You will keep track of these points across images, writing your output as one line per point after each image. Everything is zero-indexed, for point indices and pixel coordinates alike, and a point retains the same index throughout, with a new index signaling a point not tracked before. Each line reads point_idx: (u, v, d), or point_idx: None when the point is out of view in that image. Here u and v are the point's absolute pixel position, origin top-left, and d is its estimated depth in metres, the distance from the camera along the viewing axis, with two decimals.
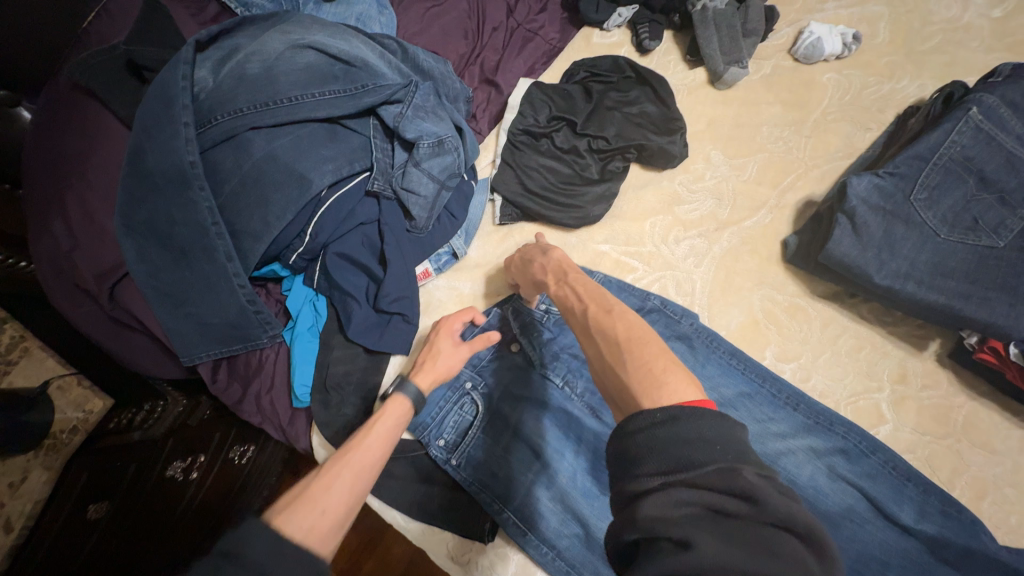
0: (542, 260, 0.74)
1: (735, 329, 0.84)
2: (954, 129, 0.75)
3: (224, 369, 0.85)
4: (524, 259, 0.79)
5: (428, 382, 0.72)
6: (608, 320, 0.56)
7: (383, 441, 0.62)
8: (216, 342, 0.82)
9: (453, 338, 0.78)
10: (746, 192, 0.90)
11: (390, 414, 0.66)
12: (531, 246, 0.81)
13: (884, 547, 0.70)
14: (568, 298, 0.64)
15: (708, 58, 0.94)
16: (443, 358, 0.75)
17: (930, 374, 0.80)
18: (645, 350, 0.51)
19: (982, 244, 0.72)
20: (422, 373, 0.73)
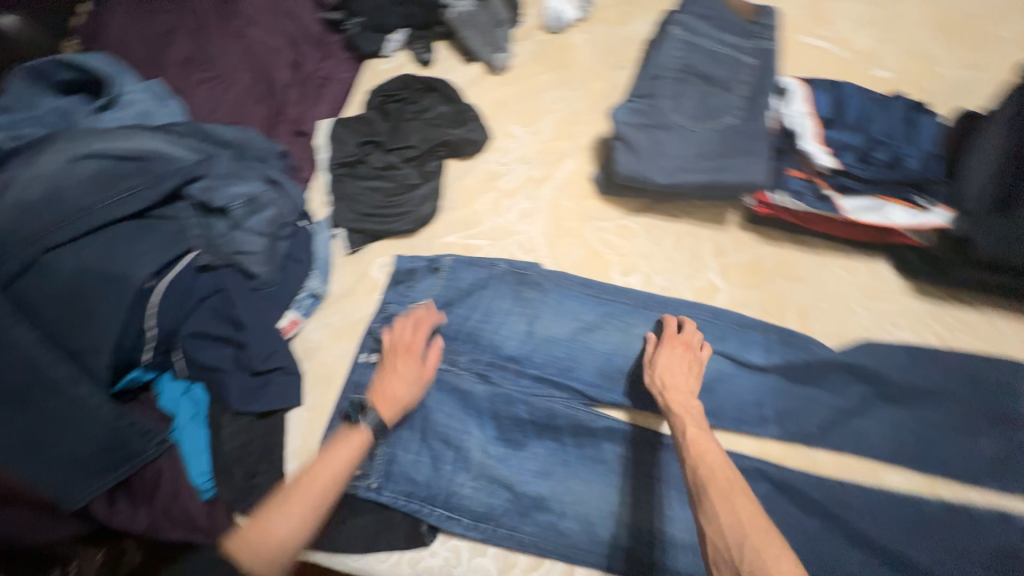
0: (680, 389, 0.76)
1: (580, 263, 0.95)
2: (666, 48, 0.93)
3: (122, 498, 0.78)
4: (666, 374, 0.78)
5: (389, 410, 0.77)
6: (743, 499, 0.59)
7: (335, 474, 0.70)
8: (98, 472, 0.75)
9: (415, 361, 0.81)
10: (549, 149, 1.03)
11: (346, 449, 0.72)
12: (667, 347, 0.80)
13: (751, 390, 0.83)
14: (700, 451, 0.66)
15: (476, 53, 1.08)
16: (404, 384, 0.79)
17: (739, 239, 0.95)
18: (775, 552, 0.54)
19: (724, 123, 0.88)
20: (382, 400, 0.77)
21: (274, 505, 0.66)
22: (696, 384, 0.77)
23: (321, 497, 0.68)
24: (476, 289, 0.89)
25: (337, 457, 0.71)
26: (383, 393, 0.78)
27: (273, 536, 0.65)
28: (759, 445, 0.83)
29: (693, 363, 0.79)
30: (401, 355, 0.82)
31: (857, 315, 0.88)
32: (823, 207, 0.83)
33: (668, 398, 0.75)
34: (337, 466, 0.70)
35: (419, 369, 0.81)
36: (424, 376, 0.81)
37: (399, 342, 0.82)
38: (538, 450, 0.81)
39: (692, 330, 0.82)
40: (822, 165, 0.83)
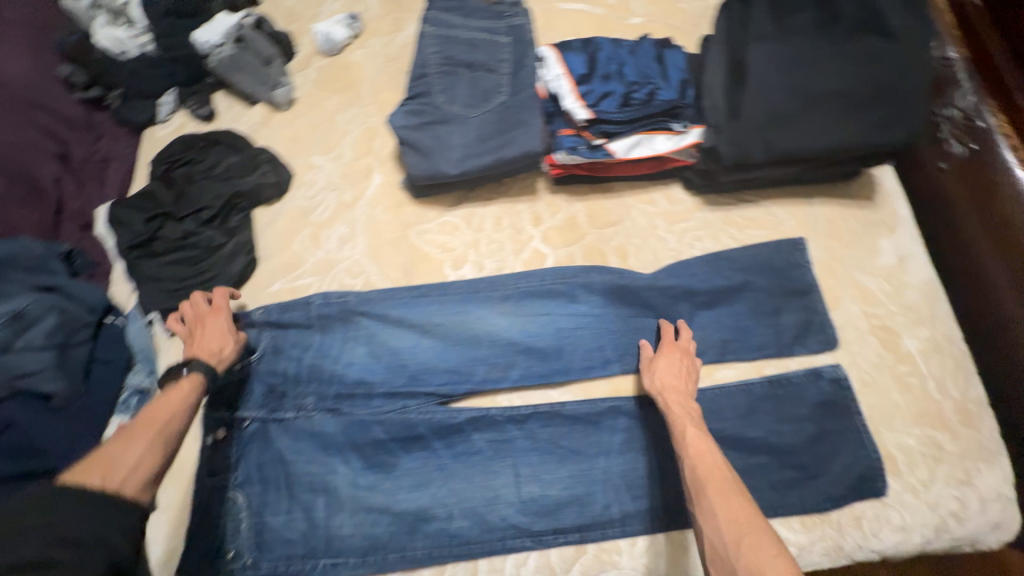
0: (674, 391, 0.80)
1: (412, 271, 0.96)
2: (424, 46, 0.95)
3: None
4: (660, 377, 0.82)
5: (216, 362, 0.79)
6: (737, 499, 0.64)
7: (173, 408, 0.70)
8: None
9: (227, 323, 0.83)
10: (354, 170, 1.02)
11: (175, 393, 0.72)
12: (662, 353, 0.84)
13: (588, 337, 0.89)
14: (701, 456, 0.71)
15: (255, 95, 1.05)
16: (223, 340, 0.81)
17: (552, 204, 1.00)
18: (771, 550, 0.57)
19: (495, 103, 0.93)
20: (206, 353, 0.78)
21: (108, 447, 0.63)
22: (693, 387, 0.82)
23: (158, 424, 0.66)
24: (304, 331, 0.89)
25: (174, 398, 0.71)
26: (201, 349, 0.79)
27: (122, 465, 0.60)
28: (613, 385, 0.88)
29: (687, 366, 0.83)
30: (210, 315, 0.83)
31: (665, 241, 0.97)
32: (599, 155, 0.89)
33: (666, 406, 0.79)
34: (167, 405, 0.69)
35: (231, 327, 0.83)
36: (241, 336, 0.84)
37: (202, 310, 0.84)
38: (410, 464, 0.81)
39: (684, 339, 0.85)
40: (580, 119, 0.88)
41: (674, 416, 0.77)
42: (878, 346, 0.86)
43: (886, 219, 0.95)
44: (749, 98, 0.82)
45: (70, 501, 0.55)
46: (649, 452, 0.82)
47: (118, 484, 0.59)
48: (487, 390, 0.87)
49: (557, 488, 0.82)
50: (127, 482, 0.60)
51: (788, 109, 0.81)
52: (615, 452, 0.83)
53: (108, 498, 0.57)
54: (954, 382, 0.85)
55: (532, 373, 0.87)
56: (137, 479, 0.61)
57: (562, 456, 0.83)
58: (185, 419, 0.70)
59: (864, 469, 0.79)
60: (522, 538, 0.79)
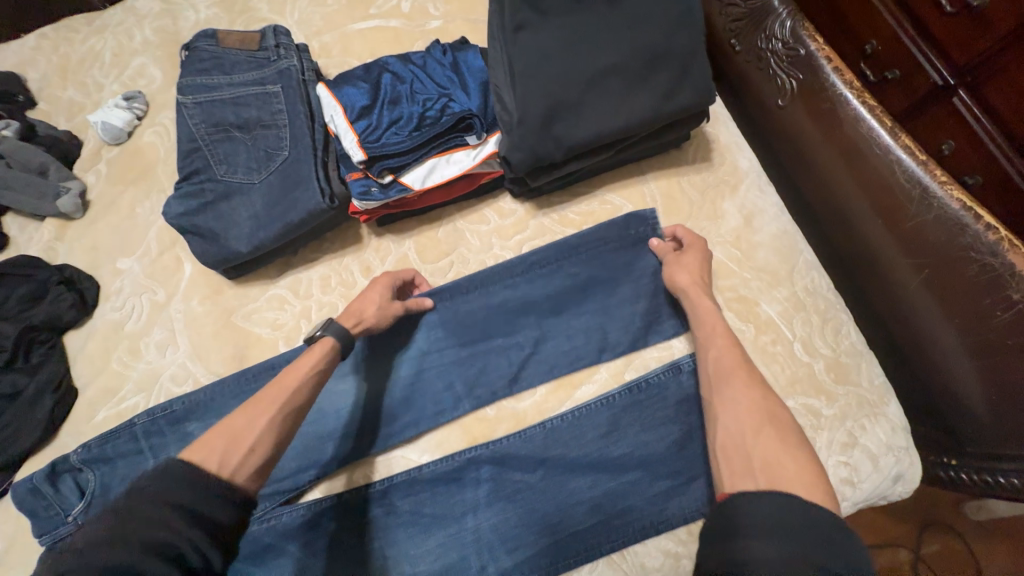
0: (697, 289, 0.76)
1: (243, 359, 0.88)
2: (187, 118, 0.86)
3: None
4: (684, 266, 0.78)
5: (354, 328, 0.75)
6: (759, 392, 0.62)
7: (303, 382, 0.67)
8: None
9: (388, 293, 0.79)
10: (163, 265, 0.93)
11: (310, 356, 0.70)
12: (692, 252, 0.79)
13: (436, 383, 0.83)
14: (728, 349, 0.69)
15: (38, 211, 0.95)
16: (370, 306, 0.77)
17: (380, 247, 0.92)
18: (793, 443, 0.57)
19: (276, 163, 0.84)
20: (348, 317, 0.75)
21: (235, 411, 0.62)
22: (708, 282, 0.77)
23: (278, 400, 0.64)
24: (134, 459, 0.82)
25: (303, 366, 0.68)
26: (347, 312, 0.76)
27: (234, 444, 0.58)
28: (469, 433, 0.80)
29: (705, 261, 0.79)
30: (376, 279, 0.80)
31: (504, 258, 0.89)
32: (393, 193, 0.81)
33: (693, 303, 0.75)
34: (295, 375, 0.67)
35: (387, 294, 0.79)
36: (391, 306, 0.78)
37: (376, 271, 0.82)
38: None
39: (692, 238, 0.81)
40: (358, 161, 0.80)
41: (699, 314, 0.73)
42: (737, 320, 0.80)
43: (728, 177, 0.88)
44: (524, 95, 0.74)
45: (184, 483, 0.51)
46: (518, 497, 0.75)
47: (231, 467, 0.56)
48: (341, 468, 0.79)
49: (428, 560, 0.75)
50: (241, 467, 0.57)
51: (569, 96, 0.74)
52: (482, 506, 0.76)
53: (218, 483, 0.53)
54: (824, 336, 0.80)
55: (384, 439, 0.80)
56: (248, 466, 0.57)
57: (428, 525, 0.76)
58: (311, 388, 0.67)
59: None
60: None
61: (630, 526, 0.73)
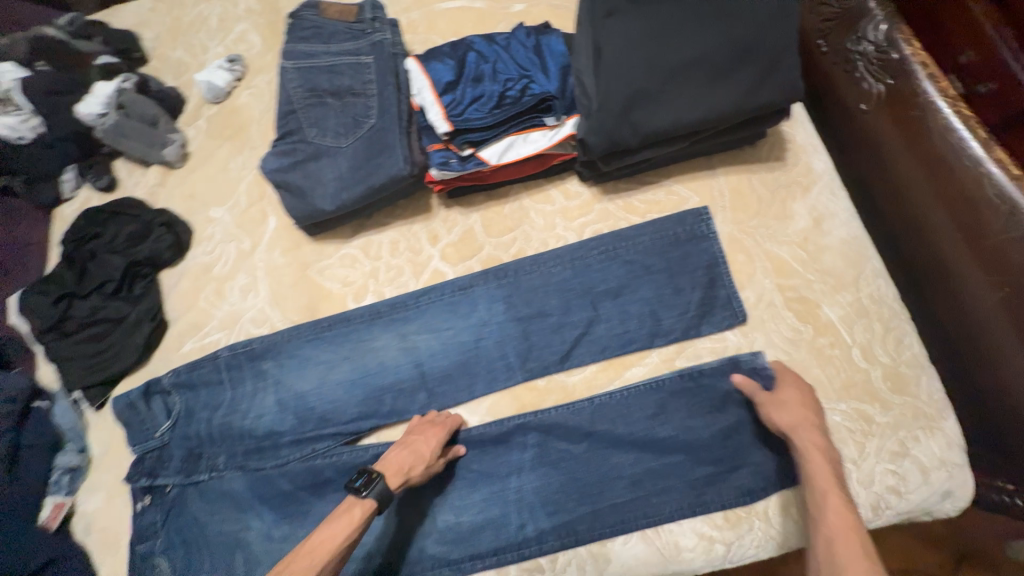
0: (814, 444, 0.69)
1: (314, 309, 0.95)
2: (287, 82, 0.93)
3: None
4: (789, 416, 0.71)
5: (396, 484, 0.74)
6: None
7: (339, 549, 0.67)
8: None
9: (435, 446, 0.78)
10: (250, 217, 1.02)
11: (351, 516, 0.70)
12: (786, 387, 0.74)
13: (493, 349, 0.87)
14: (847, 536, 0.62)
15: (146, 157, 1.05)
16: (417, 462, 0.76)
17: (447, 219, 0.97)
18: None
19: (364, 129, 0.90)
20: (394, 473, 0.74)
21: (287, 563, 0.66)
22: (819, 419, 0.72)
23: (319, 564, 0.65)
24: (215, 388, 0.89)
25: (342, 530, 0.69)
26: (393, 462, 0.75)
27: None
28: (518, 398, 0.85)
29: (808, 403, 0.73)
30: (426, 429, 0.79)
31: (566, 239, 0.92)
32: (471, 165, 0.85)
33: (807, 452, 0.69)
34: (333, 541, 0.68)
35: (436, 451, 0.78)
36: (436, 464, 0.77)
37: (429, 419, 0.81)
38: (323, 508, 0.81)
39: (801, 382, 0.74)
40: (442, 132, 0.84)
41: (814, 473, 0.68)
42: (795, 321, 0.80)
43: (800, 178, 0.88)
44: (609, 81, 0.76)
45: None
46: (561, 465, 0.79)
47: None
48: (395, 420, 0.86)
49: (471, 512, 0.80)
50: None
51: (653, 85, 0.75)
52: (527, 469, 0.80)
53: None
54: (884, 345, 0.79)
55: (439, 394, 0.86)
56: None
57: (474, 480, 0.81)
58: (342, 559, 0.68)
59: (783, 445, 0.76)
60: (440, 568, 0.77)
61: (666, 502, 0.76)
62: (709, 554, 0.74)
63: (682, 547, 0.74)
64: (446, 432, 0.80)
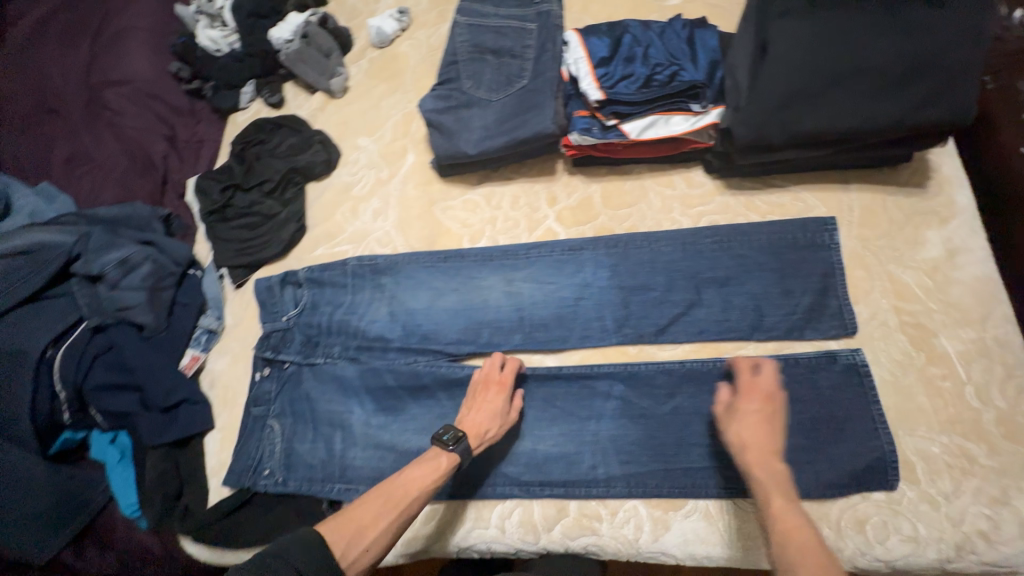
0: (769, 452, 0.70)
1: (432, 241, 1.05)
2: (457, 35, 1.03)
3: (87, 549, 0.95)
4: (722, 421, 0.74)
5: (478, 444, 0.80)
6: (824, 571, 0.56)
7: (422, 491, 0.74)
8: (56, 529, 0.92)
9: (501, 404, 0.84)
10: (391, 150, 1.13)
11: (433, 465, 0.76)
12: (728, 422, 0.74)
13: (592, 309, 0.93)
14: (789, 523, 0.62)
15: (314, 84, 1.20)
16: (491, 422, 0.82)
17: (569, 185, 1.03)
18: None
19: (516, 88, 0.98)
20: (473, 433, 0.80)
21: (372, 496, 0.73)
22: (778, 442, 0.71)
23: (402, 503, 0.72)
24: (339, 290, 1.01)
25: (424, 475, 0.75)
26: (471, 425, 0.81)
27: (363, 533, 0.69)
28: (606, 357, 0.90)
29: (771, 417, 0.74)
30: (491, 388, 0.85)
31: (680, 224, 0.96)
32: (611, 135, 0.92)
33: (748, 464, 0.70)
34: (419, 479, 0.74)
35: (506, 407, 0.84)
36: (509, 420, 0.84)
37: (493, 372, 0.87)
38: (416, 411, 0.91)
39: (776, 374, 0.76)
40: (594, 99, 0.91)
41: (755, 469, 0.69)
42: (908, 345, 0.80)
43: (939, 208, 0.86)
44: (773, 73, 0.79)
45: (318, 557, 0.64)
46: (642, 421, 0.85)
47: (350, 561, 0.66)
48: (488, 351, 0.94)
49: (546, 445, 0.87)
50: (360, 556, 0.67)
51: (816, 85, 0.78)
52: (607, 417, 0.86)
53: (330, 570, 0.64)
54: (1002, 390, 0.76)
55: (533, 339, 0.93)
56: (366, 556, 0.68)
57: (554, 416, 0.88)
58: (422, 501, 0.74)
59: (875, 459, 0.75)
60: (511, 486, 0.86)
61: (739, 483, 0.79)
62: (771, 547, 0.75)
63: (742, 533, 0.77)
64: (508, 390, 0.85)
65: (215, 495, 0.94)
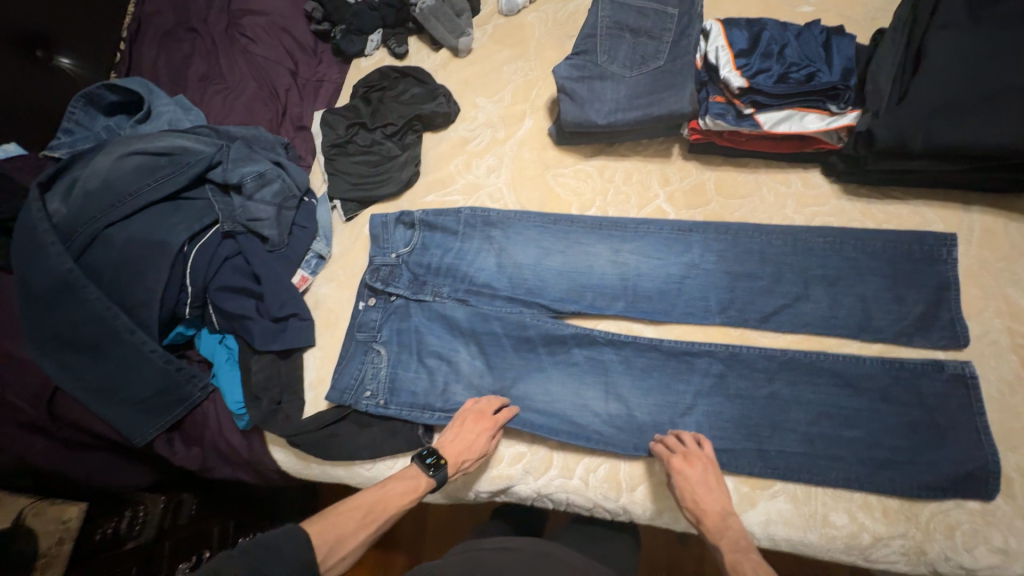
0: (716, 515, 0.76)
1: (541, 203, 1.08)
2: (598, 11, 1.06)
3: (179, 439, 1.01)
4: (689, 475, 0.79)
5: (454, 472, 0.83)
6: None
7: (396, 509, 0.78)
8: (160, 415, 0.98)
9: (486, 440, 0.86)
10: (510, 113, 1.17)
11: (407, 487, 0.80)
12: (694, 467, 0.80)
13: (697, 289, 0.95)
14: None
15: (442, 40, 1.24)
16: (469, 452, 0.84)
17: (683, 168, 1.06)
18: None
19: (651, 68, 1.01)
20: (450, 462, 0.83)
21: (341, 513, 0.76)
22: (721, 494, 0.79)
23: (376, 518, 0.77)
24: (449, 236, 1.05)
25: (390, 500, 0.79)
26: (450, 452, 0.84)
27: (337, 545, 0.73)
28: (707, 335, 0.93)
29: (713, 479, 0.80)
30: (476, 421, 0.87)
31: (794, 222, 0.97)
32: (745, 124, 0.94)
33: (709, 517, 0.76)
34: (396, 497, 0.79)
35: (486, 445, 0.86)
36: (485, 457, 0.86)
37: (484, 410, 0.89)
38: (515, 358, 0.96)
39: (697, 453, 0.81)
40: (736, 87, 0.93)
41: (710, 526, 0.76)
42: (1017, 366, 0.81)
43: None
44: (922, 84, 0.84)
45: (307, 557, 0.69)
46: (737, 400, 0.87)
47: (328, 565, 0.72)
48: (589, 314, 0.97)
49: (638, 411, 0.90)
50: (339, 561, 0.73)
51: (962, 102, 0.82)
52: (702, 392, 0.89)
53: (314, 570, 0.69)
54: None
55: (635, 308, 0.96)
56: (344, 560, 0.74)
57: (648, 384, 0.91)
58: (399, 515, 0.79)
59: (974, 467, 0.77)
60: (600, 444, 0.89)
61: (831, 472, 0.81)
62: (855, 539, 0.77)
63: (830, 523, 0.78)
64: (493, 426, 0.87)
65: (310, 408, 0.99)
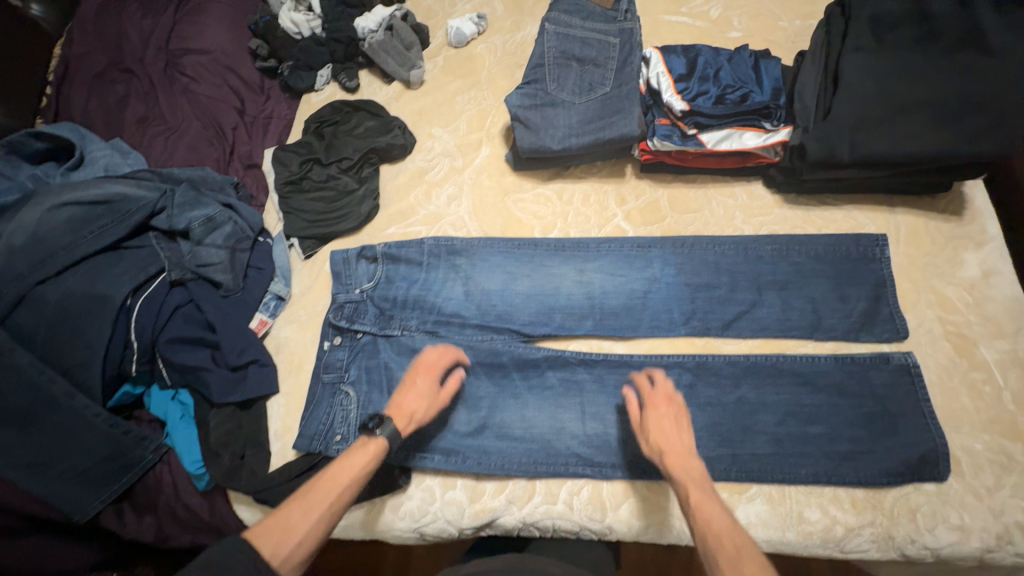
0: (684, 452, 0.73)
1: (503, 228, 1.09)
2: (543, 40, 1.10)
3: (129, 510, 0.92)
4: (655, 414, 0.77)
5: (405, 426, 0.79)
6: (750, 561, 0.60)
7: (351, 481, 0.71)
8: (105, 485, 0.90)
9: (433, 383, 0.85)
10: (466, 141, 1.19)
11: (362, 456, 0.74)
12: (660, 407, 0.78)
13: (661, 303, 0.98)
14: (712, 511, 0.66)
15: (394, 74, 1.25)
16: (419, 403, 0.82)
17: (637, 187, 1.10)
18: None
19: (599, 94, 1.06)
20: (399, 415, 0.79)
21: (291, 502, 0.68)
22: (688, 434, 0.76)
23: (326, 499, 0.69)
24: (413, 267, 1.03)
25: (346, 472, 0.72)
26: (398, 408, 0.81)
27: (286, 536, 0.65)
28: (674, 346, 0.96)
29: (681, 418, 0.77)
30: (423, 373, 0.85)
31: (743, 232, 1.02)
32: (690, 143, 1.00)
33: (679, 452, 0.73)
34: (347, 470, 0.72)
35: (434, 389, 0.84)
36: (438, 399, 0.84)
37: (426, 361, 0.87)
38: (489, 387, 0.95)
39: (666, 395, 0.80)
40: (678, 109, 0.99)
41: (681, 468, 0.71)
42: (951, 351, 0.89)
43: (974, 234, 0.96)
44: (841, 100, 0.92)
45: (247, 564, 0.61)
46: (708, 408, 0.90)
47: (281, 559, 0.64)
48: (559, 335, 0.98)
49: (615, 428, 0.91)
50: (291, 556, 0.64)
51: (877, 115, 0.90)
52: None
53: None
54: None
55: (603, 325, 0.98)
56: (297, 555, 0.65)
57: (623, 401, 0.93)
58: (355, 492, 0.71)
59: (926, 451, 0.82)
60: (582, 466, 0.88)
61: (802, 469, 0.84)
62: (829, 532, 0.80)
63: (805, 519, 0.81)
64: (438, 372, 0.86)
65: (276, 460, 0.93)
